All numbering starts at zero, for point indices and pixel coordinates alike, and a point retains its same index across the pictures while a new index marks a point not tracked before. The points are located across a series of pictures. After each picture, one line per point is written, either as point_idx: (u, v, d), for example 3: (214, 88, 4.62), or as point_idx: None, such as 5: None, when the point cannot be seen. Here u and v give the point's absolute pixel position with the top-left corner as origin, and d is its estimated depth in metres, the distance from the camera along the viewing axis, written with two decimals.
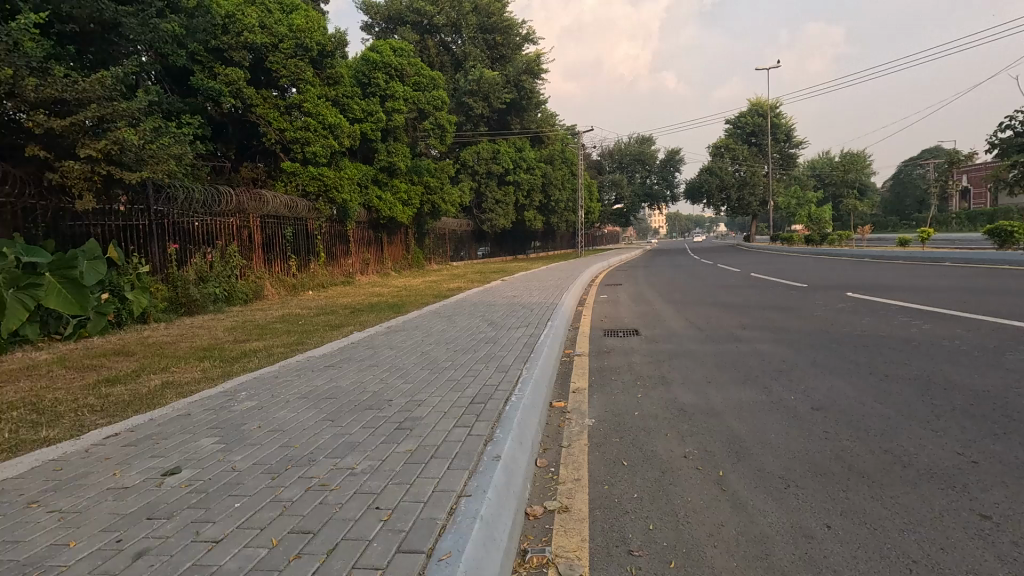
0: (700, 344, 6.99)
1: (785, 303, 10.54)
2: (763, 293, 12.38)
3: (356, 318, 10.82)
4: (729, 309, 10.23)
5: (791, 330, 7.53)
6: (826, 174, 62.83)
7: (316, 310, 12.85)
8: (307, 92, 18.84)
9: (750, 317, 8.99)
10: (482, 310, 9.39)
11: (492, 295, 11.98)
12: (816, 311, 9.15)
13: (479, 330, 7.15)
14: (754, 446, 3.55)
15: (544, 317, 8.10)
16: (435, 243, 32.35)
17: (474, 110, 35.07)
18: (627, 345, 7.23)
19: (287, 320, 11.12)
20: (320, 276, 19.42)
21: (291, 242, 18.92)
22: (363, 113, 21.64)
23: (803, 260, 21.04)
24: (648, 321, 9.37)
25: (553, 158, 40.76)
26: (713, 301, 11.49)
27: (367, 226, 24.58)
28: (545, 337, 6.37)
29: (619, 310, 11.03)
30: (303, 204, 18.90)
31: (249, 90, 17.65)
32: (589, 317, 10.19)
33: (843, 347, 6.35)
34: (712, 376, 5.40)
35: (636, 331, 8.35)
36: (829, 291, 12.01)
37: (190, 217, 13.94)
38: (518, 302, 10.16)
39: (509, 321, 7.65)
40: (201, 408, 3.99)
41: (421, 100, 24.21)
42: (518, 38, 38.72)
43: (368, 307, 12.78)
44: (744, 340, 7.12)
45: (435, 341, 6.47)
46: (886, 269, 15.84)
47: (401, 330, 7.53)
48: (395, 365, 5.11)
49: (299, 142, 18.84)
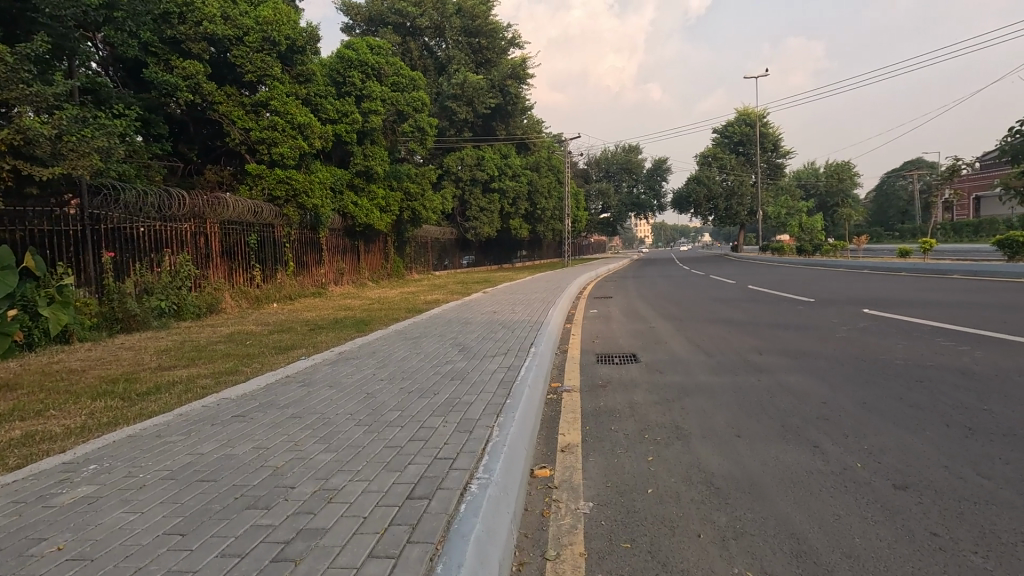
0: (712, 376, 5.83)
1: (795, 320, 9.47)
2: (766, 308, 11.34)
3: (313, 337, 9.50)
4: (733, 327, 9.13)
5: (816, 356, 6.41)
6: (812, 184, 62.84)
7: (274, 326, 11.60)
8: (274, 89, 17.54)
9: (761, 339, 7.87)
10: (455, 330, 8.16)
11: (469, 311, 10.72)
12: (835, 331, 8.07)
13: (445, 358, 5.92)
14: (838, 565, 2.36)
15: (527, 340, 6.88)
16: (416, 252, 31.11)
17: (458, 115, 34.12)
18: (625, 376, 6.03)
19: (236, 339, 9.81)
20: (288, 287, 18.08)
21: (256, 251, 17.59)
22: (336, 114, 20.39)
23: (799, 272, 20.16)
24: (644, 342, 8.22)
25: (540, 166, 39.82)
26: (715, 318, 10.39)
27: (343, 233, 23.28)
28: (526, 371, 5.13)
29: (610, 328, 9.88)
30: (269, 210, 17.56)
31: (209, 86, 16.36)
32: (579, 337, 8.99)
33: (891, 380, 5.22)
34: (739, 424, 4.23)
35: (633, 356, 7.17)
36: (840, 306, 10.96)
37: (135, 222, 12.60)
38: (496, 320, 8.95)
39: (485, 347, 6.41)
40: (8, 499, 2.67)
41: (400, 101, 22.98)
42: (504, 42, 37.82)
43: (331, 323, 11.52)
44: (764, 369, 5.97)
45: (389, 374, 5.23)
46: (893, 281, 14.89)
47: (354, 358, 6.26)
48: (324, 417, 3.84)
49: (266, 143, 17.50)
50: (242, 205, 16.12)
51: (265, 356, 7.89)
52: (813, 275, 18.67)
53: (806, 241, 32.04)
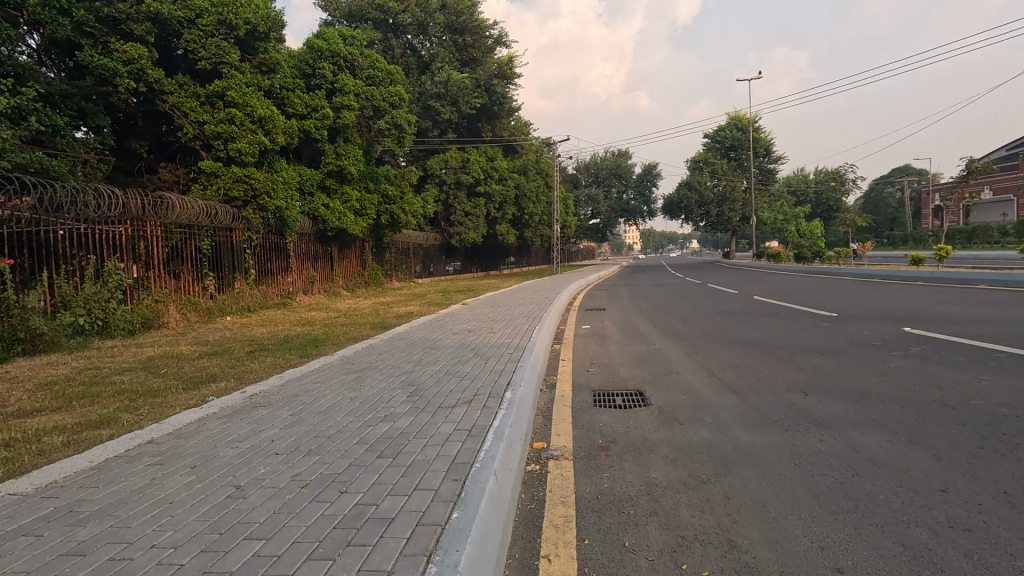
0: (755, 433, 4.21)
1: (825, 341, 7.93)
2: (785, 325, 9.78)
3: (243, 363, 7.75)
4: (755, 351, 7.56)
5: (886, 401, 4.81)
6: (803, 191, 62.13)
7: (212, 346, 9.90)
8: (231, 78, 15.88)
9: (797, 368, 6.31)
10: (412, 358, 6.49)
11: (440, 329, 9.05)
12: (886, 358, 6.52)
13: (386, 409, 4.25)
14: None
15: (504, 376, 5.21)
16: (397, 259, 29.49)
17: (442, 115, 32.58)
18: (635, 432, 4.40)
19: (150, 364, 8.06)
20: (247, 298, 16.30)
21: (209, 257, 15.82)
22: (305, 108, 18.80)
23: (804, 282, 18.75)
24: (652, 371, 6.60)
25: (527, 169, 38.20)
26: (729, 338, 8.81)
27: (314, 238, 21.57)
28: (494, 438, 3.46)
29: (605, 351, 8.28)
30: (224, 212, 15.77)
31: (156, 73, 14.67)
32: (570, 363, 7.37)
33: (1014, 444, 3.66)
34: (830, 539, 2.65)
35: (639, 396, 5.55)
36: (873, 323, 9.46)
37: (52, 223, 10.89)
38: (467, 344, 7.28)
39: (447, 389, 4.77)
40: None
41: (376, 96, 21.24)
42: (490, 41, 36.36)
43: (278, 342, 9.89)
44: (825, 421, 4.38)
45: (296, 441, 3.56)
46: (916, 293, 13.47)
47: (265, 407, 4.56)
48: (124, 557, 2.17)
49: (221, 137, 15.72)
50: (189, 204, 14.32)
51: (168, 392, 6.14)
52: (823, 284, 17.23)
53: (805, 247, 30.78)
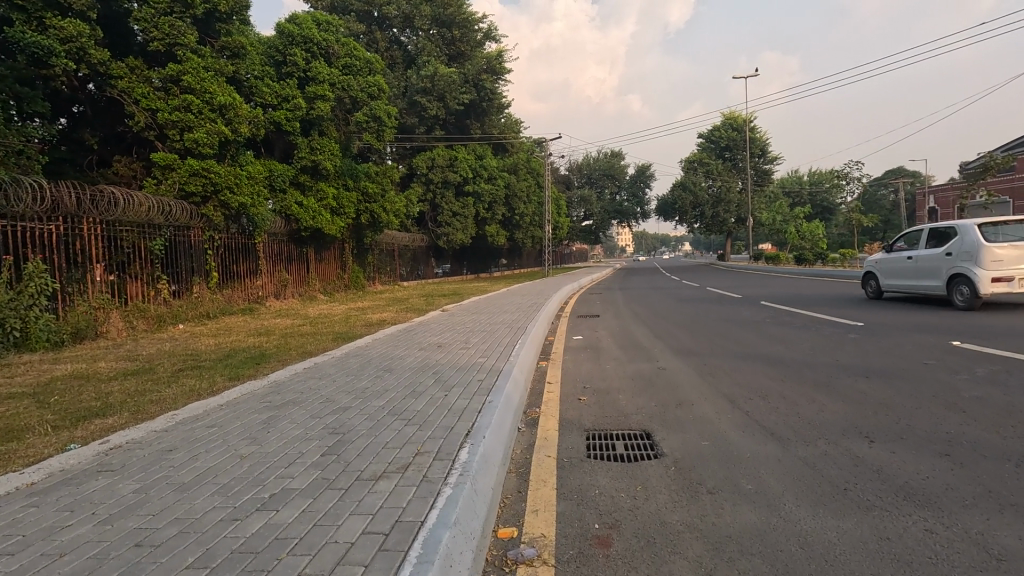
0: (823, 516, 2.86)
1: (863, 358, 6.60)
2: (806, 336, 8.46)
3: (156, 388, 6.28)
4: (781, 371, 6.24)
5: (989, 456, 3.47)
6: (798, 192, 61.31)
7: (140, 362, 8.45)
8: (187, 61, 14.41)
9: (842, 398, 4.97)
10: (354, 386, 5.10)
11: (404, 344, 7.67)
12: (951, 385, 5.19)
13: (278, 482, 2.85)
14: None
15: (464, 421, 3.80)
16: (380, 260, 28.12)
17: (428, 110, 31.12)
18: (646, 511, 3.05)
19: (47, 387, 6.60)
20: (206, 303, 14.83)
21: (162, 258, 14.36)
22: (275, 98, 17.44)
23: (810, 287, 17.50)
24: (660, 401, 5.25)
25: (518, 168, 36.70)
26: (746, 354, 7.45)
27: (287, 238, 20.15)
28: (423, 559, 2.06)
29: (600, 370, 6.93)
30: (180, 210, 14.30)
31: (100, 53, 13.24)
32: (557, 389, 5.98)
33: None
34: None
35: (647, 441, 4.20)
36: (910, 335, 8.16)
37: None
38: (430, 365, 5.91)
39: (381, 444, 3.38)
40: None
41: (353, 86, 19.66)
42: (480, 35, 34.98)
43: (218, 357, 8.44)
44: (918, 492, 3.05)
45: (99, 559, 2.15)
46: (942, 298, 12.22)
47: (110, 473, 3.14)
48: None
49: (177, 126, 14.26)
50: (136, 200, 12.87)
51: (31, 433, 4.70)
52: (835, 288, 15.96)
53: (805, 250, 29.61)
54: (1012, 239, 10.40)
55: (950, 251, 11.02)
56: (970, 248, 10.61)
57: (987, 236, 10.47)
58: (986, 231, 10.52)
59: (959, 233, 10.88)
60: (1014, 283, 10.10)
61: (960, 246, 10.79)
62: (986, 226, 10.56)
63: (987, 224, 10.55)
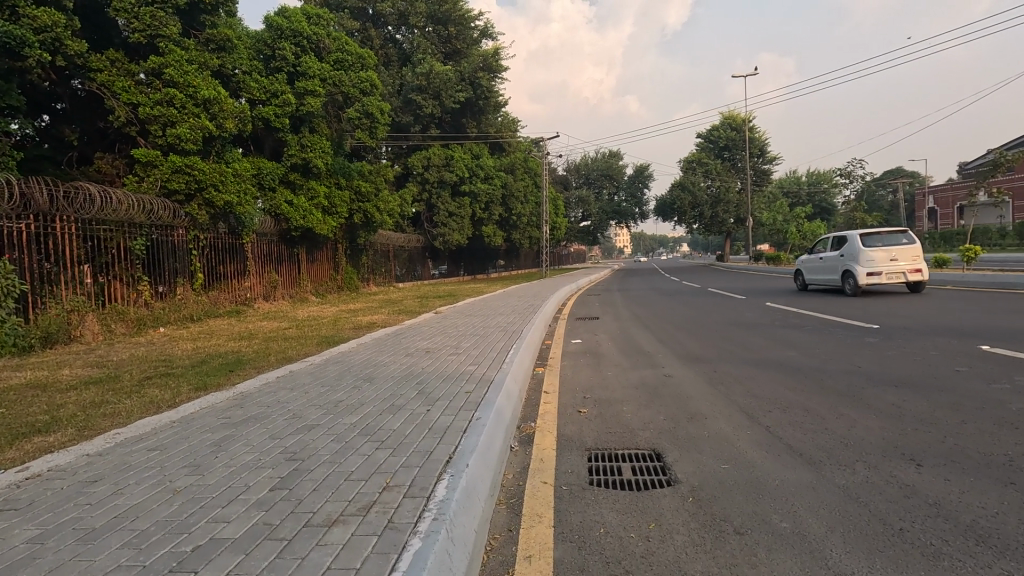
0: (880, 566, 2.35)
1: (885, 364, 6.11)
2: (818, 340, 7.97)
3: (112, 400, 5.70)
4: (798, 379, 5.74)
5: None
6: (798, 193, 60.86)
7: (107, 369, 7.86)
8: (170, 53, 13.85)
9: (872, 412, 4.47)
10: (327, 399, 4.55)
11: (390, 350, 7.13)
12: (990, 395, 4.69)
13: (210, 529, 2.30)
14: None
15: (446, 444, 3.26)
16: (375, 261, 27.55)
17: (423, 109, 30.55)
18: (663, 558, 2.52)
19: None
20: (190, 305, 14.28)
21: (143, 258, 13.79)
22: (263, 93, 16.92)
23: (814, 288, 16.99)
24: (668, 414, 4.73)
25: (515, 168, 36.10)
26: (757, 359, 6.94)
27: (277, 238, 19.62)
28: None
29: (602, 377, 6.40)
30: (162, 207, 13.73)
31: (76, 45, 12.69)
32: (554, 400, 5.46)
33: None
34: None
35: (658, 464, 3.68)
36: (930, 338, 7.67)
37: None
38: (414, 374, 5.37)
39: (346, 473, 2.84)
40: None
41: (345, 82, 19.02)
42: (476, 32, 34.44)
43: (193, 363, 7.89)
44: (992, 535, 2.53)
45: None
46: (956, 299, 11.71)
47: (12, 513, 2.58)
48: None
49: (159, 121, 13.70)
50: (114, 198, 12.30)
51: None
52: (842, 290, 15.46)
53: None
54: (885, 243, 13.49)
55: (843, 254, 14.17)
56: (855, 252, 13.74)
57: (867, 243, 13.58)
58: (866, 238, 13.61)
59: (848, 239, 13.97)
60: (882, 277, 13.34)
61: (849, 250, 13.92)
62: (864, 234, 13.70)
63: (868, 233, 13.60)
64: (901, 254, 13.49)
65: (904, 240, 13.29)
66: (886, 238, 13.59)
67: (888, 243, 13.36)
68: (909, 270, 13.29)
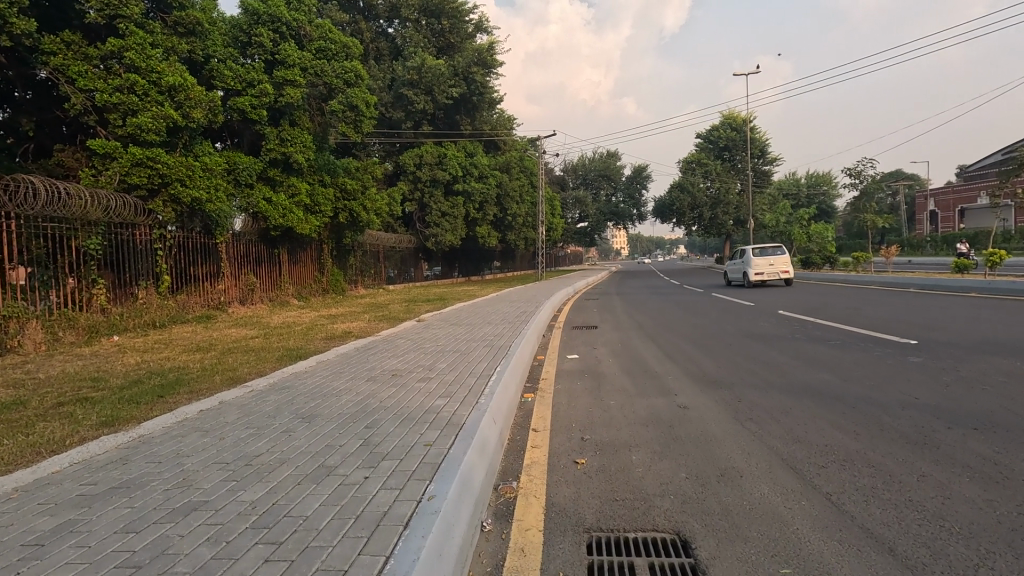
0: None
1: (944, 394, 5.07)
2: (849, 358, 6.94)
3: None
4: (844, 414, 4.68)
5: None
6: (798, 195, 60.02)
7: (20, 390, 6.67)
8: (131, 35, 12.66)
9: (963, 470, 3.39)
10: (242, 452, 3.43)
11: (353, 372, 6.03)
12: None
13: None
14: None
15: (375, 554, 2.13)
16: (363, 262, 26.40)
17: (414, 104, 29.42)
18: None
19: None
20: (152, 311, 13.14)
21: (100, 258, 12.65)
22: (239, 83, 15.77)
23: (824, 293, 16.04)
24: (690, 470, 3.66)
25: (509, 167, 35.00)
26: (785, 384, 5.90)
27: (256, 238, 18.47)
28: None
29: (604, 407, 5.32)
30: (121, 203, 12.59)
31: (24, 23, 11.47)
32: (544, 443, 4.36)
33: None
34: None
35: (689, 562, 2.59)
36: (982, 357, 6.63)
37: None
38: (367, 412, 4.24)
39: None
40: None
41: (328, 72, 17.86)
42: (471, 26, 33.35)
43: (126, 383, 6.78)
44: None
45: None
46: (989, 308, 10.68)
47: None
48: None
49: (119, 110, 12.52)
50: (63, 191, 11.18)
51: None
52: (858, 296, 14.45)
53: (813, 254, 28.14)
54: (768, 255, 19.90)
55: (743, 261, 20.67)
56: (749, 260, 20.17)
57: (756, 254, 20.04)
58: (756, 251, 20.05)
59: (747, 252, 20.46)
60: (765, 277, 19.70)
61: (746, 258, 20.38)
62: (755, 248, 20.17)
63: (759, 247, 19.96)
64: (780, 262, 19.99)
65: (781, 252, 19.70)
66: (771, 252, 19.98)
67: (771, 254, 19.79)
68: (784, 272, 19.83)
